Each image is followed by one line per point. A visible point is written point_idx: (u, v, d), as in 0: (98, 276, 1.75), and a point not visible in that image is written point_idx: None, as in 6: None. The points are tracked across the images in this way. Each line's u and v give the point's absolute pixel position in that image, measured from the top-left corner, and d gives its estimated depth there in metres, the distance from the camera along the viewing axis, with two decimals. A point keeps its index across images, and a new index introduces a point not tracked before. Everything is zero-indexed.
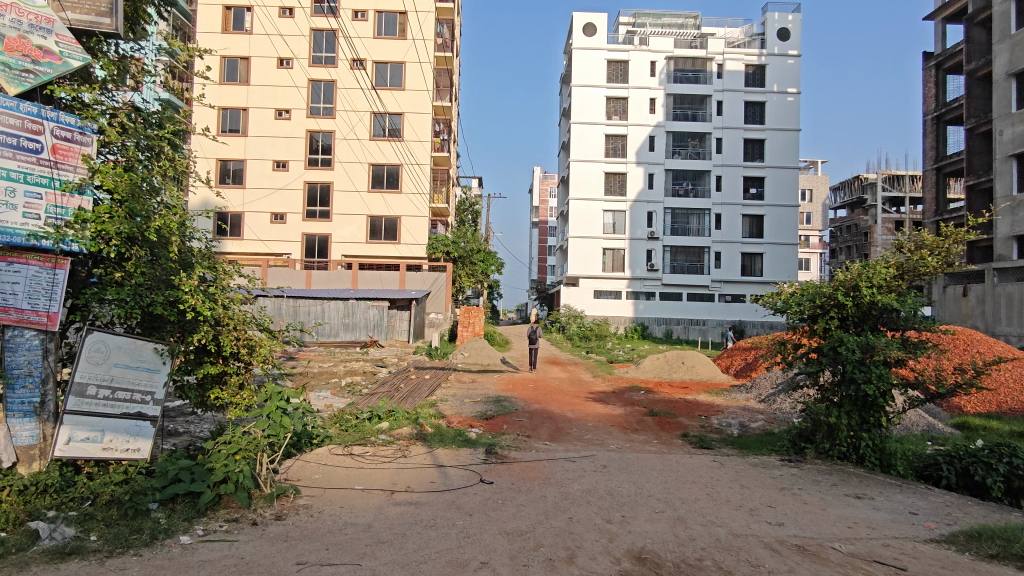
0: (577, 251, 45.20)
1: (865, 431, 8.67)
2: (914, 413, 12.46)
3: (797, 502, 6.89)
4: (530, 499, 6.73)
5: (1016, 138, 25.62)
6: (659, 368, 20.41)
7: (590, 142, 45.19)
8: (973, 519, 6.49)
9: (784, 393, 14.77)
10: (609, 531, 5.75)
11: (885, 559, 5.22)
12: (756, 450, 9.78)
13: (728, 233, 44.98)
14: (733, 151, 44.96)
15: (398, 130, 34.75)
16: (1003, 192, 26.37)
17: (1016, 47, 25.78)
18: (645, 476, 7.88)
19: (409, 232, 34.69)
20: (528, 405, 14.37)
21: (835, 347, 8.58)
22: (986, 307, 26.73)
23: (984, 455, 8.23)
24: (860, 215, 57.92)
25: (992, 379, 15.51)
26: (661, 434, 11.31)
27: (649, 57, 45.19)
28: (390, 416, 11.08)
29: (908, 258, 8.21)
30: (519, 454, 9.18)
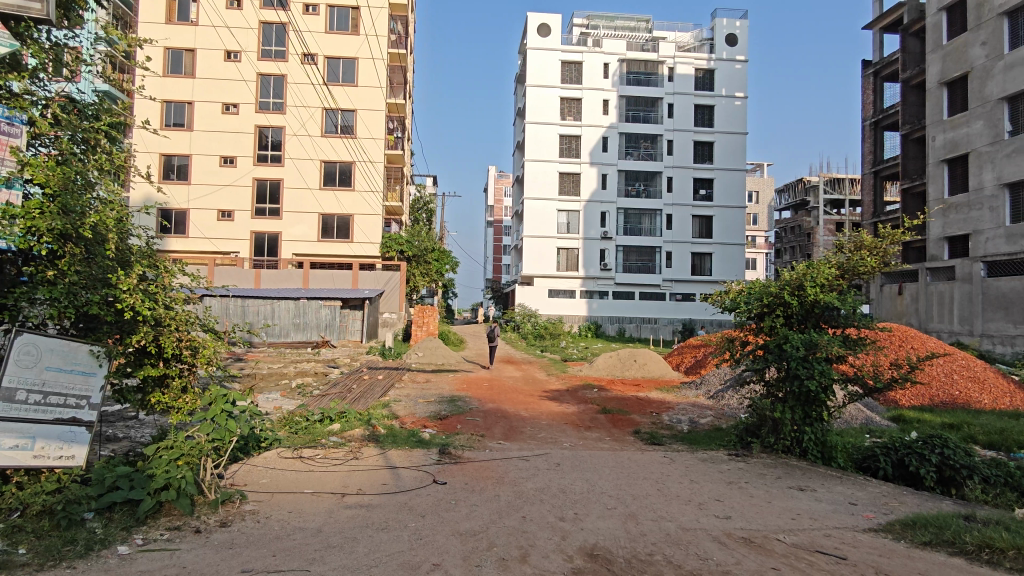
0: (532, 250, 45.27)
1: (807, 425, 8.93)
2: (854, 408, 12.97)
3: (744, 496, 7.06)
4: (483, 499, 6.70)
5: (947, 143, 26.92)
6: (612, 366, 20.63)
7: (544, 142, 45.30)
8: (908, 508, 6.77)
9: (732, 389, 15.16)
10: (562, 528, 5.77)
11: (827, 549, 5.39)
12: (705, 446, 10.00)
13: (679, 233, 45.95)
14: (684, 153, 45.93)
15: (350, 127, 34.24)
16: (936, 195, 27.64)
17: (946, 58, 27.09)
18: (597, 473, 7.95)
19: (362, 230, 34.16)
20: (482, 404, 14.35)
21: (780, 344, 8.83)
22: (919, 305, 27.94)
23: (918, 446, 8.63)
24: (804, 216, 60.02)
25: (925, 373, 16.28)
26: (613, 431, 11.42)
27: (602, 59, 45.73)
28: (342, 417, 10.93)
29: (849, 258, 8.53)
30: (473, 454, 9.14)
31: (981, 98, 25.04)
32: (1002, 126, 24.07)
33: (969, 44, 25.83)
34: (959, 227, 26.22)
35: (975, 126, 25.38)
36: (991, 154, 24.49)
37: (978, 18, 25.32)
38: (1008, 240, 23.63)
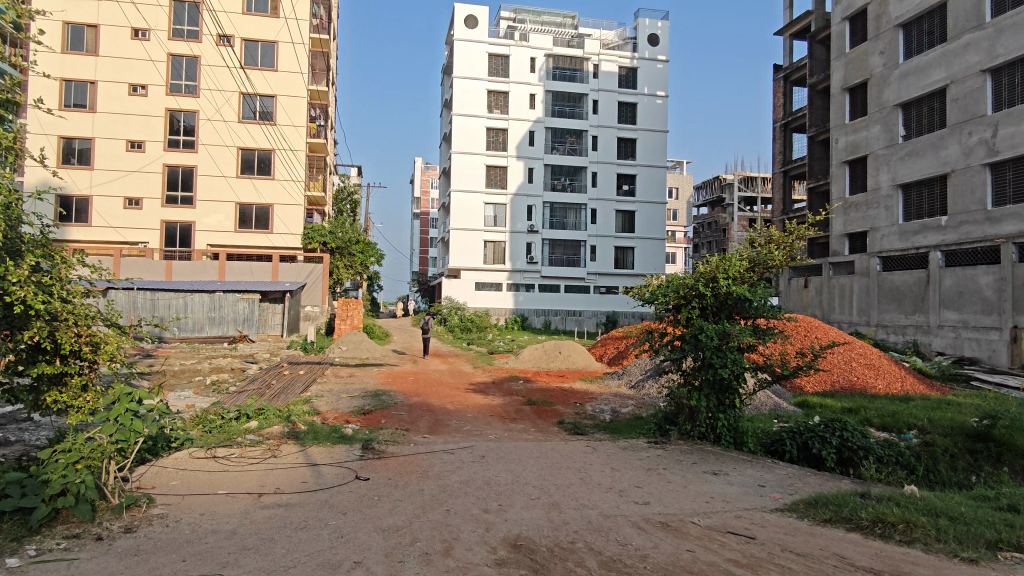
0: (459, 242, 44.85)
1: (721, 412, 9.31)
2: (764, 395, 13.68)
3: (662, 481, 7.31)
4: (406, 494, 6.62)
5: (849, 145, 28.68)
6: (538, 358, 20.92)
7: (471, 134, 44.89)
8: (810, 487, 7.21)
9: (651, 378, 15.69)
10: (486, 520, 5.79)
11: (738, 530, 5.66)
12: (626, 434, 10.29)
13: (603, 227, 46.98)
14: (608, 149, 46.97)
15: (269, 113, 32.96)
16: (838, 194, 29.39)
17: (849, 65, 28.83)
18: (521, 464, 8.02)
19: (283, 221, 33.01)
20: (408, 398, 14.19)
21: (695, 334, 9.16)
22: (823, 297, 29.66)
23: (821, 430, 9.19)
24: (719, 213, 62.72)
25: (829, 361, 17.34)
26: (538, 423, 11.55)
27: (529, 54, 45.94)
28: (259, 415, 10.52)
29: (759, 252, 8.93)
30: (397, 449, 9.01)
31: (879, 104, 26.83)
32: (897, 131, 25.91)
33: (869, 53, 27.61)
34: (858, 225, 28.07)
35: (873, 130, 27.17)
36: (887, 157, 26.30)
37: (877, 29, 27.09)
38: (901, 237, 25.48)
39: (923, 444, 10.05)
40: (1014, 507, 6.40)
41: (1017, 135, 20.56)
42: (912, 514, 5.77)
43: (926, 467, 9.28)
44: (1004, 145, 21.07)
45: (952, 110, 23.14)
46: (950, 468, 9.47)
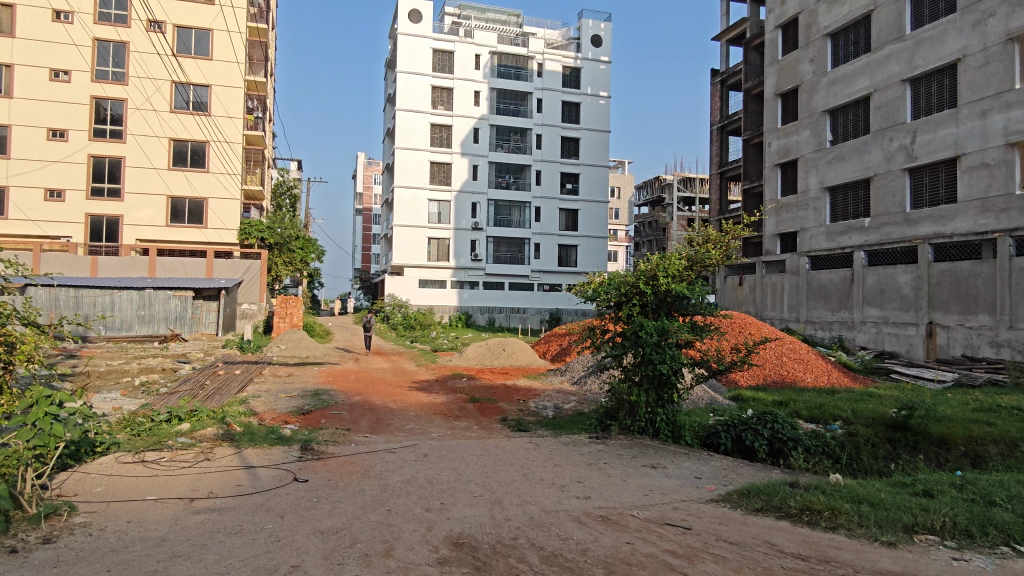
0: (402, 239, 44.18)
1: (660, 407, 9.55)
2: (701, 389, 14.09)
3: (602, 476, 7.43)
4: (347, 495, 6.50)
5: (780, 148, 29.83)
6: (481, 355, 20.94)
7: (415, 130, 44.30)
8: (743, 478, 7.49)
9: (594, 375, 15.91)
10: (428, 519, 5.75)
11: (675, 521, 5.81)
12: (567, 430, 10.39)
13: (547, 225, 47.35)
14: (552, 148, 47.37)
15: (203, 104, 31.72)
16: (771, 195, 30.51)
17: (781, 71, 29.96)
18: (464, 462, 8.01)
19: (218, 216, 31.85)
20: (349, 397, 13.93)
21: (636, 331, 9.36)
22: (756, 295, 30.77)
23: (754, 423, 9.54)
24: (660, 212, 64.24)
25: (762, 356, 17.99)
26: (481, 420, 11.56)
27: (473, 51, 45.77)
28: (192, 417, 10.12)
29: (697, 251, 9.19)
30: (337, 449, 8.84)
31: (809, 110, 28.00)
32: (825, 136, 27.09)
33: (799, 60, 28.79)
34: (789, 225, 29.25)
35: (803, 135, 28.33)
36: (815, 161, 27.47)
37: (807, 37, 28.27)
38: (828, 237, 26.69)
39: (847, 435, 10.57)
40: (927, 491, 6.82)
41: (934, 142, 21.84)
42: (837, 501, 6.06)
43: (850, 456, 9.77)
44: (922, 151, 22.34)
45: (875, 118, 24.38)
46: (872, 457, 9.99)
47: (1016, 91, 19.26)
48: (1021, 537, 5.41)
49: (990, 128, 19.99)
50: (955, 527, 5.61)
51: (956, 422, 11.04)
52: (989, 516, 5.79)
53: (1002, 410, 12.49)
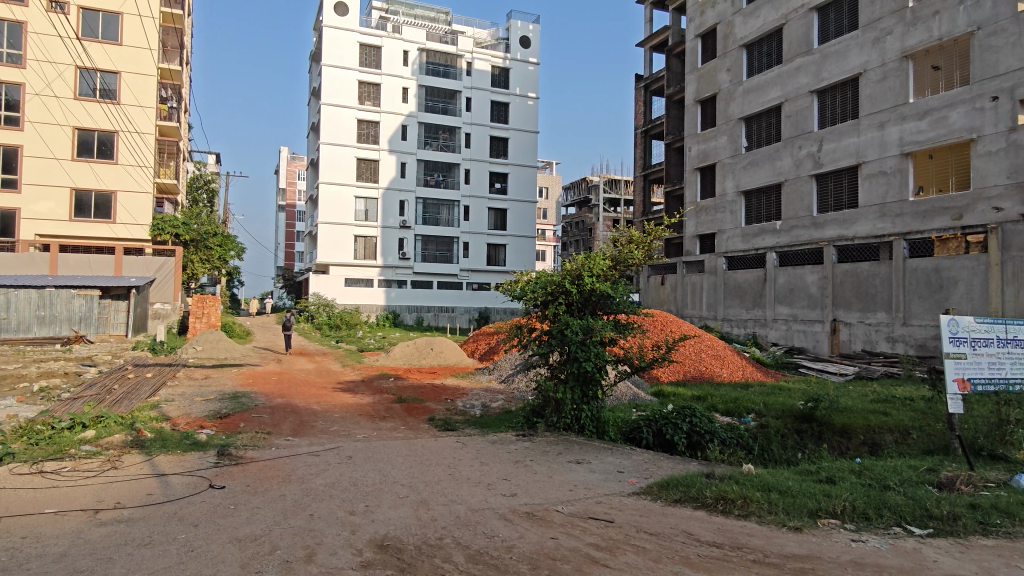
0: (327, 237, 43.00)
1: (585, 403, 9.75)
2: (624, 386, 14.49)
3: (528, 473, 7.51)
4: (266, 501, 6.29)
5: (699, 153, 30.98)
6: (409, 354, 20.70)
7: (341, 126, 43.22)
8: (663, 471, 7.74)
9: (521, 373, 16.05)
10: (352, 522, 5.64)
11: (598, 514, 5.94)
12: (494, 429, 10.45)
13: (475, 224, 47.39)
14: (481, 146, 47.44)
15: (112, 92, 29.85)
16: (691, 198, 31.63)
17: (701, 79, 31.12)
18: (390, 463, 7.90)
19: (127, 210, 30.04)
20: (269, 400, 13.46)
21: (561, 329, 9.49)
22: (676, 294, 31.85)
23: (674, 417, 9.89)
24: (586, 213, 65.59)
25: (681, 353, 18.64)
26: (408, 420, 11.44)
27: (401, 46, 45.14)
28: (97, 424, 9.51)
29: (621, 251, 9.44)
30: (256, 454, 8.52)
31: (726, 117, 29.22)
32: (740, 142, 28.34)
33: (717, 69, 30.01)
34: (707, 227, 30.44)
35: (720, 141, 29.52)
36: (732, 166, 28.69)
37: (725, 47, 29.51)
38: (743, 239, 27.97)
39: (759, 427, 11.14)
40: (830, 478, 7.27)
41: (838, 150, 23.28)
42: (749, 490, 6.36)
43: (761, 446, 10.29)
44: (828, 159, 23.76)
45: (786, 126, 25.72)
46: (781, 447, 10.56)
47: (910, 105, 20.80)
48: (911, 517, 5.85)
49: (888, 138, 21.50)
50: (854, 511, 6.00)
51: (855, 413, 11.86)
52: (883, 499, 6.22)
53: (896, 400, 13.52)
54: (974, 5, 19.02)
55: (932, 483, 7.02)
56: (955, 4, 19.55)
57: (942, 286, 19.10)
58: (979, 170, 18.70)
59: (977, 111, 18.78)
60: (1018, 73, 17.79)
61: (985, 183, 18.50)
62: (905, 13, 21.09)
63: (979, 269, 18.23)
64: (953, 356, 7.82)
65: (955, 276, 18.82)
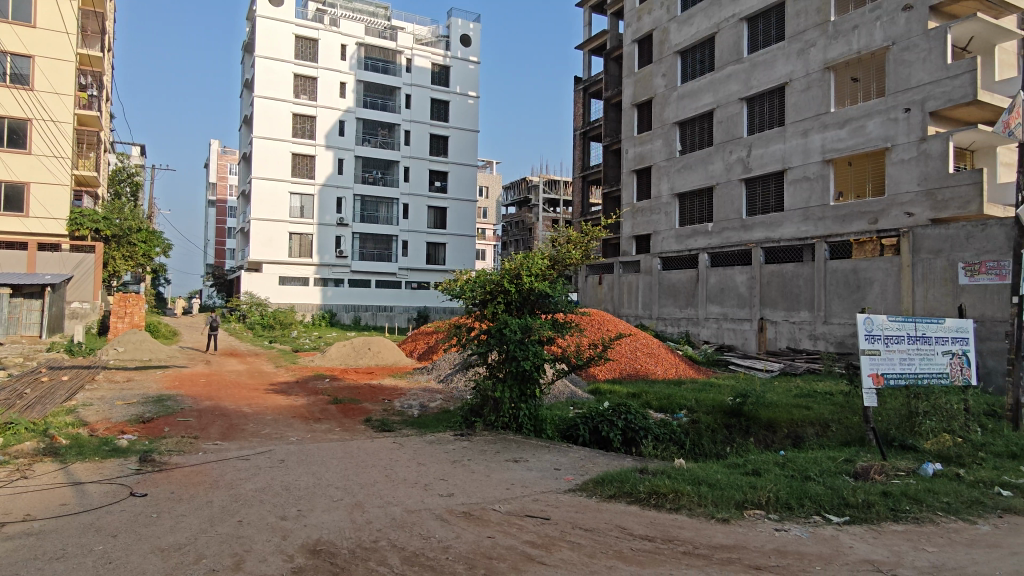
0: (260, 234, 41.60)
1: (523, 402, 9.81)
2: (562, 384, 14.67)
3: (466, 473, 7.48)
4: (192, 508, 6.03)
5: (636, 156, 31.65)
6: (346, 354, 20.30)
7: (275, 120, 41.89)
8: (599, 467, 7.88)
9: (460, 372, 16.02)
10: (283, 527, 5.48)
11: (534, 512, 5.98)
12: (432, 429, 10.36)
13: (414, 222, 46.99)
14: (420, 144, 47.09)
15: (24, 77, 27.99)
16: (628, 199, 32.27)
17: (637, 83, 31.81)
18: (324, 466, 7.71)
19: (41, 203, 28.30)
20: (197, 403, 12.90)
21: (500, 329, 9.50)
22: (613, 293, 32.44)
23: (610, 415, 10.08)
24: (526, 213, 66.07)
25: (618, 351, 19.04)
26: (344, 422, 11.20)
27: (339, 40, 44.17)
28: (5, 431, 8.90)
29: (559, 250, 9.56)
30: (181, 459, 8.15)
31: (661, 121, 29.96)
32: (675, 146, 29.12)
33: (653, 74, 30.73)
34: (643, 228, 31.14)
35: (655, 144, 30.27)
36: (666, 169, 29.44)
37: (660, 53, 30.27)
38: (677, 240, 28.79)
39: (690, 422, 11.49)
40: (756, 471, 7.57)
41: (766, 156, 24.27)
42: (680, 484, 6.53)
43: (693, 441, 10.63)
44: (756, 164, 24.73)
45: (717, 131, 26.62)
46: (712, 441, 10.95)
47: (831, 114, 21.90)
48: (830, 506, 6.15)
49: (811, 145, 22.56)
50: (778, 501, 6.26)
51: (780, 407, 12.41)
52: (805, 489, 6.52)
53: (818, 395, 14.22)
54: (889, 22, 20.20)
55: (849, 473, 7.41)
56: (872, 19, 20.71)
57: (859, 286, 20.14)
58: (893, 177, 19.87)
59: (892, 121, 19.94)
60: (928, 87, 19.00)
61: (898, 190, 19.68)
62: (827, 27, 22.20)
63: (893, 271, 19.17)
64: (869, 353, 8.25)
65: (871, 276, 19.79)
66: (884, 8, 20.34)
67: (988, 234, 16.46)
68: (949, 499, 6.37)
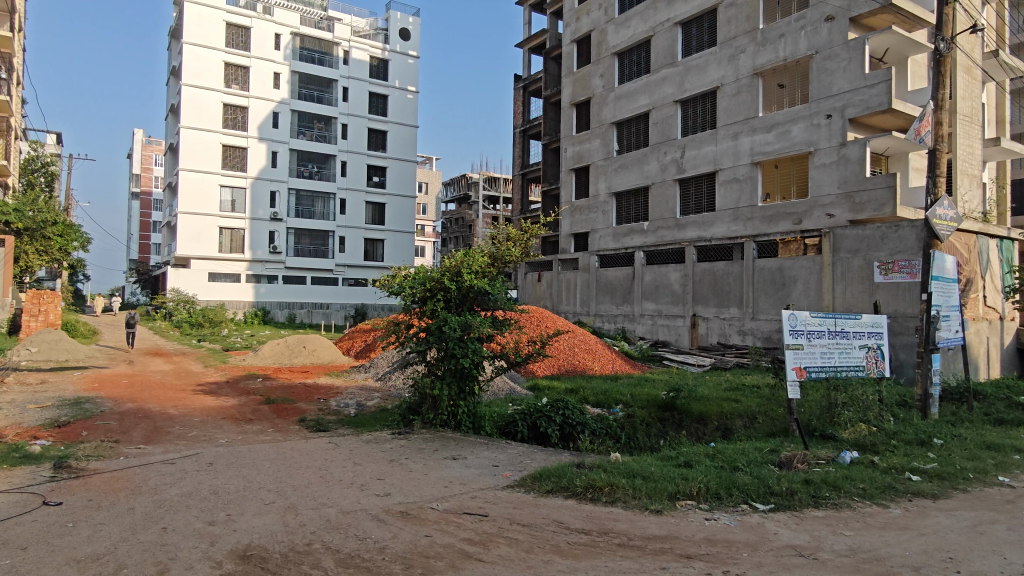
0: (187, 228, 39.83)
1: (461, 399, 9.78)
2: (501, 381, 14.73)
3: (403, 471, 7.39)
4: (112, 516, 5.72)
5: (574, 155, 32.01)
6: (279, 353, 19.63)
7: (203, 109, 40.19)
8: (537, 463, 7.94)
9: (398, 370, 15.82)
10: (211, 533, 5.27)
11: (472, 509, 5.98)
12: (369, 428, 10.19)
13: (352, 218, 46.07)
14: (358, 138, 46.21)
15: None
16: (566, 198, 32.61)
17: (576, 83, 32.19)
18: (255, 468, 7.46)
19: None
20: (118, 405, 12.26)
21: (439, 326, 9.41)
22: (552, 290, 32.74)
23: (547, 410, 10.15)
24: (466, 210, 65.89)
25: (557, 348, 19.27)
26: (276, 422, 10.87)
27: (273, 29, 42.75)
28: None
29: (499, 247, 9.60)
30: (101, 465, 7.72)
31: (599, 121, 30.43)
32: (612, 145, 29.63)
33: (591, 74, 31.16)
34: (581, 226, 31.55)
35: (593, 143, 30.70)
36: (604, 168, 29.92)
37: (598, 54, 30.73)
38: (614, 239, 29.34)
39: (626, 416, 11.75)
40: (687, 462, 7.80)
41: (698, 157, 25.03)
42: (615, 478, 6.65)
43: (628, 435, 10.87)
44: (689, 165, 25.46)
45: (653, 132, 27.25)
46: (646, 435, 11.23)
47: (759, 119, 22.79)
48: (756, 495, 6.41)
49: (740, 148, 23.41)
50: (708, 491, 6.47)
51: (711, 400, 12.84)
52: (733, 479, 6.76)
53: (746, 388, 14.78)
54: (813, 31, 21.19)
55: (774, 462, 7.75)
56: (798, 28, 21.66)
57: (784, 284, 21.03)
58: (816, 180, 20.87)
59: (814, 127, 20.94)
60: (847, 94, 20.03)
61: (820, 192, 20.69)
62: (756, 34, 23.08)
63: (815, 269, 20.11)
64: (792, 347, 8.64)
65: (795, 274, 20.70)
66: (808, 18, 21.33)
67: (901, 235, 17.47)
68: (864, 485, 6.76)
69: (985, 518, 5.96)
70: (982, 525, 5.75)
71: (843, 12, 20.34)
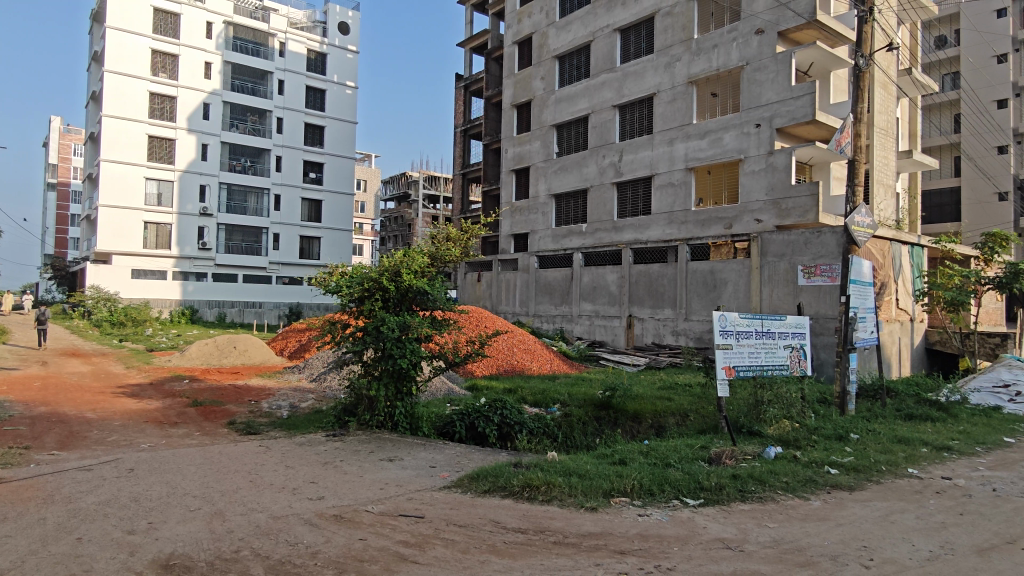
0: (108, 221, 37.76)
1: (398, 400, 9.66)
2: (439, 381, 14.64)
3: (338, 474, 7.25)
4: (19, 527, 5.36)
5: (515, 156, 32.13)
6: (207, 354, 18.89)
7: (128, 97, 38.19)
8: (474, 463, 7.93)
9: (334, 370, 15.50)
10: (130, 542, 5.02)
11: (408, 511, 5.92)
12: (303, 430, 9.93)
13: (286, 215, 44.85)
14: (294, 133, 45.02)
15: None
16: (507, 198, 32.70)
17: (517, 84, 32.33)
18: (181, 474, 7.14)
19: None
20: (30, 409, 11.48)
21: (376, 326, 9.23)
22: (491, 290, 32.77)
23: (485, 410, 10.14)
24: (405, 208, 65.20)
25: (495, 348, 19.28)
26: (204, 425, 10.43)
27: (204, 17, 41.07)
28: None
29: (438, 248, 9.53)
30: (7, 473, 7.20)
31: (539, 123, 30.64)
32: (552, 148, 29.90)
33: (532, 76, 31.37)
34: (521, 226, 31.72)
35: (534, 145, 30.90)
36: (544, 169, 30.15)
37: (539, 56, 30.96)
38: (553, 240, 29.61)
39: (563, 416, 11.89)
40: (622, 459, 7.97)
41: (636, 162, 25.59)
42: (552, 476, 6.71)
43: (565, 434, 10.99)
44: (627, 168, 25.99)
45: (592, 135, 27.66)
46: (582, 433, 11.39)
47: (693, 126, 23.49)
48: (686, 490, 6.61)
49: (675, 154, 24.07)
50: (641, 487, 6.62)
51: (646, 399, 13.14)
52: (665, 475, 6.95)
53: (678, 387, 15.22)
54: (744, 43, 22.02)
55: (705, 458, 8.00)
56: (730, 40, 22.46)
57: (715, 286, 21.74)
58: (746, 187, 21.69)
59: (745, 135, 21.75)
60: (775, 105, 20.91)
61: (750, 198, 21.52)
62: (691, 44, 23.79)
63: (744, 272, 20.88)
64: (723, 347, 8.96)
65: (725, 277, 21.42)
66: (739, 30, 22.17)
67: (822, 240, 18.38)
68: (786, 478, 7.07)
69: (896, 508, 6.35)
70: (893, 514, 6.12)
71: (772, 26, 21.23)
